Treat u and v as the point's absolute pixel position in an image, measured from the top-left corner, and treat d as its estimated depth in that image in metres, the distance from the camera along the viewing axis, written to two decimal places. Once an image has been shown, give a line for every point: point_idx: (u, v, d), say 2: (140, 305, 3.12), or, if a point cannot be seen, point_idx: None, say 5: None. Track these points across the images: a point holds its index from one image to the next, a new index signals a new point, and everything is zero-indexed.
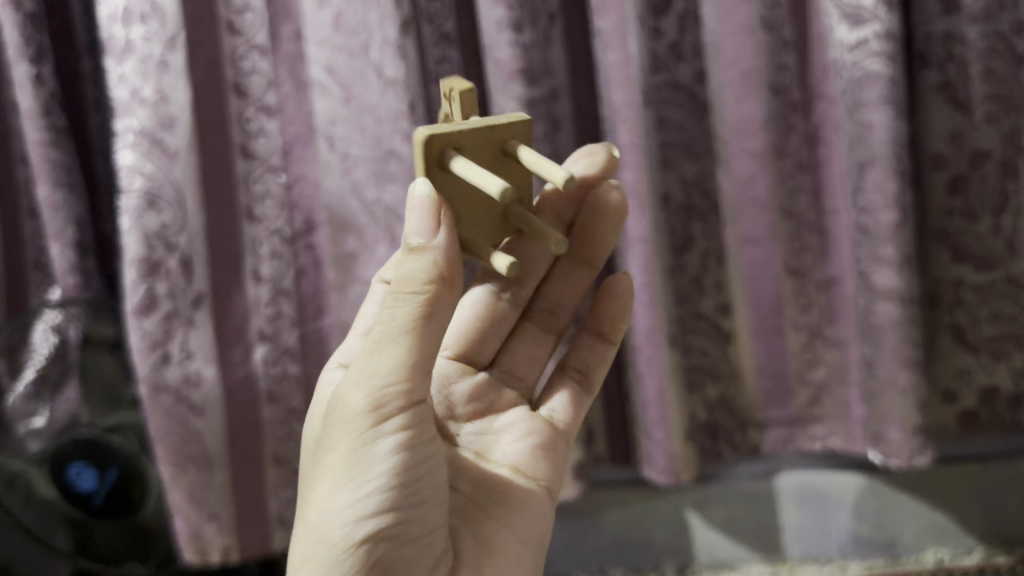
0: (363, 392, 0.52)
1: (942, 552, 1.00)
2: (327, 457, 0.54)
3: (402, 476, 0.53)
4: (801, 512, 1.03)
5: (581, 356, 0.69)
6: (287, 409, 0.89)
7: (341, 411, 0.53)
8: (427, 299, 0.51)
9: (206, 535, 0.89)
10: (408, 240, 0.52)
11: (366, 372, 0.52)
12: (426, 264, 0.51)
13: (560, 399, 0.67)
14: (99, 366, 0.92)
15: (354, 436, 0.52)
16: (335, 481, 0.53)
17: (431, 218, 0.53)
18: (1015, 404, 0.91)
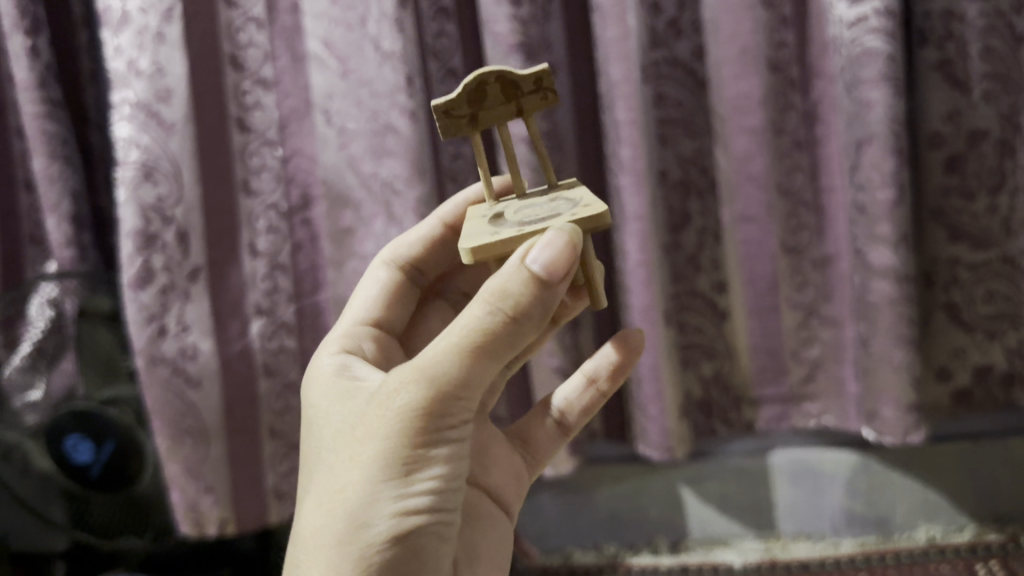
0: (431, 393, 0.45)
1: (933, 530, 1.00)
2: (362, 450, 0.47)
3: (444, 489, 0.47)
4: (795, 489, 1.03)
5: (567, 399, 0.71)
6: (284, 383, 0.90)
7: (394, 407, 0.46)
8: (515, 326, 0.46)
9: (203, 507, 0.88)
10: (528, 258, 0.47)
11: (432, 370, 0.46)
12: (535, 297, 0.46)
13: (532, 436, 0.70)
14: (96, 338, 0.92)
15: (408, 432, 0.45)
16: (370, 482, 0.46)
17: (563, 249, 0.47)
18: (1009, 382, 0.91)
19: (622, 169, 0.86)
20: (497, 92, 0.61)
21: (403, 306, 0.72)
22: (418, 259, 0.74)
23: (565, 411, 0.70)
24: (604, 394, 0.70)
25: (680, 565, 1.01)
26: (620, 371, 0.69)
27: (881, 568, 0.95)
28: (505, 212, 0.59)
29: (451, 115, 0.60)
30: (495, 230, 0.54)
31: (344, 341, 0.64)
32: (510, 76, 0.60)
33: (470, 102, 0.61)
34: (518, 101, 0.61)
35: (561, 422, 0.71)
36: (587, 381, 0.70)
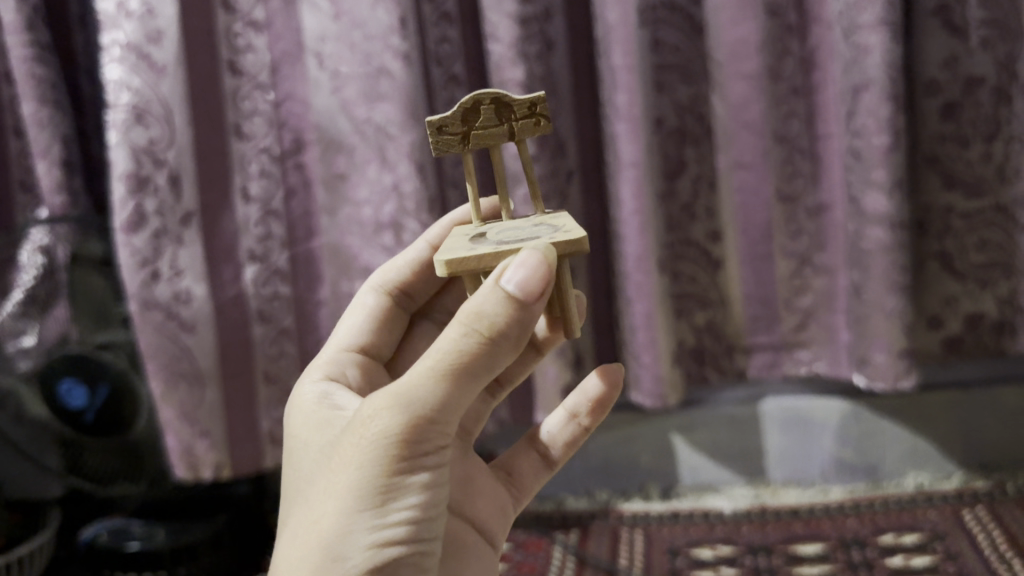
0: (406, 420, 0.44)
1: (921, 478, 1.01)
2: (337, 480, 0.45)
3: (421, 517, 0.45)
4: (785, 437, 1.04)
5: (550, 432, 0.67)
6: (279, 329, 0.89)
7: (368, 435, 0.44)
8: (490, 350, 0.45)
9: (198, 453, 0.88)
10: (502, 279, 0.45)
11: (407, 396, 0.44)
12: (511, 318, 0.45)
13: (519, 469, 0.66)
14: (88, 283, 0.91)
15: (384, 460, 0.44)
16: (344, 513, 0.44)
17: (538, 270, 0.46)
18: (1000, 330, 0.92)
19: (619, 115, 0.86)
20: (490, 114, 0.60)
21: (392, 332, 0.70)
22: (405, 283, 0.71)
23: (549, 443, 0.67)
24: (587, 429, 0.67)
25: (671, 511, 1.02)
26: (603, 405, 0.66)
27: (870, 513, 0.97)
28: (487, 233, 0.58)
29: (443, 132, 0.60)
30: (472, 246, 0.54)
31: (327, 367, 0.63)
32: (504, 99, 0.60)
33: (463, 120, 0.60)
34: (511, 124, 0.61)
35: (546, 456, 0.67)
36: (568, 416, 0.67)
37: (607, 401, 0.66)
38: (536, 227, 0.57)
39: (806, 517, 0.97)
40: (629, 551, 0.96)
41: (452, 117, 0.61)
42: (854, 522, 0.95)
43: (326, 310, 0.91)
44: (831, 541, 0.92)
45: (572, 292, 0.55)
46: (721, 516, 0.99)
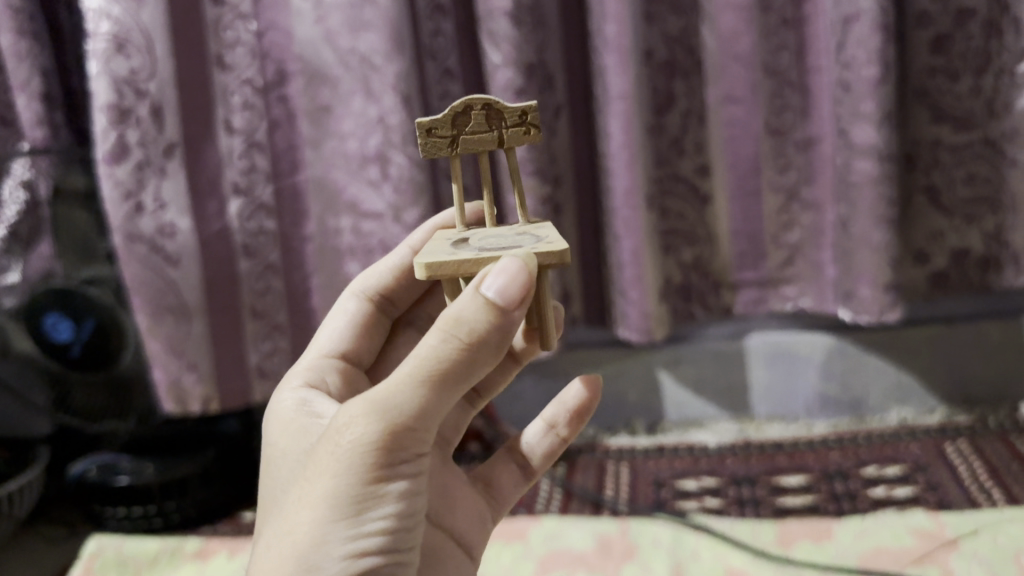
0: (383, 429, 0.42)
1: (905, 412, 1.02)
2: (311, 489, 0.44)
3: (398, 527, 0.44)
4: (770, 372, 1.05)
5: (530, 442, 0.68)
6: (265, 264, 0.89)
7: (345, 444, 0.43)
8: (471, 357, 0.44)
9: (186, 385, 0.87)
10: (483, 286, 0.44)
11: (387, 403, 0.43)
12: (492, 324, 0.43)
13: (498, 479, 0.67)
14: (72, 218, 0.89)
15: (361, 470, 0.42)
16: (318, 523, 0.43)
17: (519, 280, 0.44)
18: (986, 266, 0.92)
19: (608, 47, 0.85)
20: (480, 120, 0.59)
21: (373, 337, 0.70)
22: (387, 289, 0.70)
23: (527, 454, 0.68)
24: (564, 440, 0.68)
25: (656, 446, 1.04)
26: (580, 416, 0.67)
27: (853, 446, 0.98)
28: (470, 239, 0.57)
29: (431, 135, 0.59)
30: (453, 250, 0.52)
31: (306, 375, 0.63)
32: (496, 108, 0.59)
33: (453, 124, 0.59)
34: (501, 132, 0.59)
35: (524, 469, 0.68)
36: (546, 428, 0.68)
37: (584, 412, 0.67)
38: (521, 237, 0.55)
39: (789, 451, 0.99)
40: (615, 484, 0.97)
41: (442, 120, 0.59)
42: (837, 455, 0.96)
43: (312, 246, 0.90)
44: (814, 473, 0.94)
45: (551, 302, 0.54)
46: (706, 450, 1.01)
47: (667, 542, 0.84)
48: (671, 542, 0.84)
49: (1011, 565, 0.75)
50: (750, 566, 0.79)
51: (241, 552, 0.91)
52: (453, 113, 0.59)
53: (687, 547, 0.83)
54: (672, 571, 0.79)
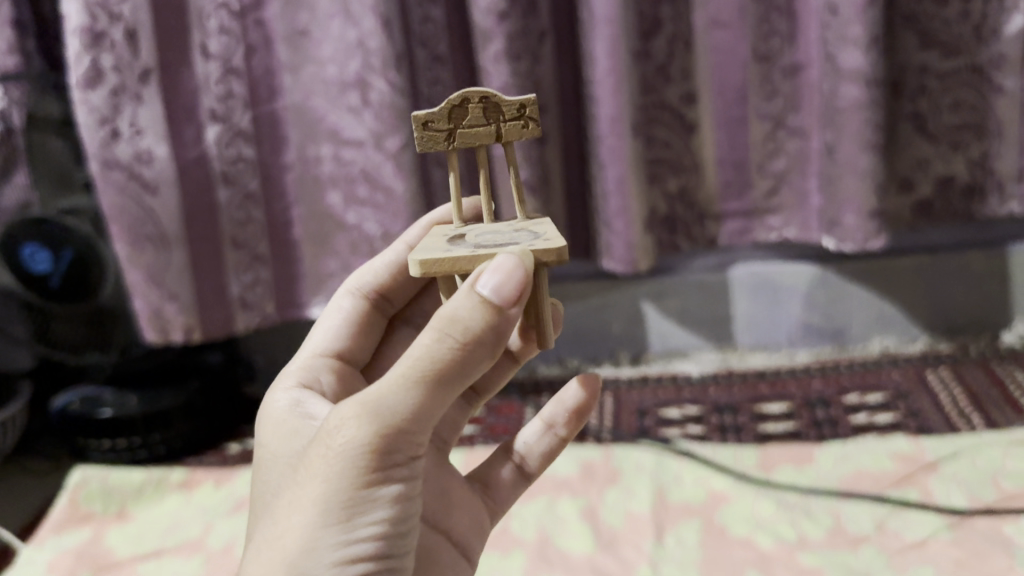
0: (376, 433, 0.40)
1: (887, 341, 1.03)
2: (301, 494, 0.42)
3: (391, 532, 0.43)
4: (753, 302, 1.05)
5: (526, 444, 0.62)
6: (245, 193, 0.87)
7: (337, 447, 0.41)
8: (466, 357, 0.41)
9: (167, 315, 0.86)
10: (477, 284, 0.42)
11: (379, 404, 0.41)
12: (486, 323, 0.42)
13: (493, 479, 0.61)
14: (47, 146, 0.88)
15: (353, 474, 0.40)
16: (309, 527, 0.41)
17: (515, 280, 0.42)
18: (969, 195, 0.93)
19: None
20: (477, 114, 0.57)
21: (368, 337, 0.67)
22: (382, 287, 0.68)
23: (524, 456, 0.62)
24: (563, 439, 0.62)
25: (640, 376, 1.05)
26: (580, 413, 0.62)
27: (834, 375, 0.98)
28: (465, 235, 0.55)
29: (429, 128, 0.57)
30: (449, 247, 0.51)
31: (299, 374, 0.60)
32: (494, 101, 0.57)
33: (450, 118, 0.57)
34: (498, 126, 0.58)
35: (522, 470, 0.62)
36: (543, 427, 0.62)
37: (584, 409, 0.62)
38: (518, 232, 0.54)
39: (771, 379, 1.00)
40: (599, 413, 0.98)
41: (439, 113, 0.57)
42: (819, 384, 0.97)
43: (292, 175, 0.89)
44: (795, 400, 0.95)
45: (548, 301, 0.52)
46: (690, 379, 1.03)
47: (650, 468, 0.85)
48: (654, 466, 0.85)
49: (990, 485, 0.76)
50: (732, 489, 0.80)
51: (228, 482, 0.91)
52: (449, 107, 0.57)
53: (670, 472, 0.84)
54: (655, 495, 0.80)
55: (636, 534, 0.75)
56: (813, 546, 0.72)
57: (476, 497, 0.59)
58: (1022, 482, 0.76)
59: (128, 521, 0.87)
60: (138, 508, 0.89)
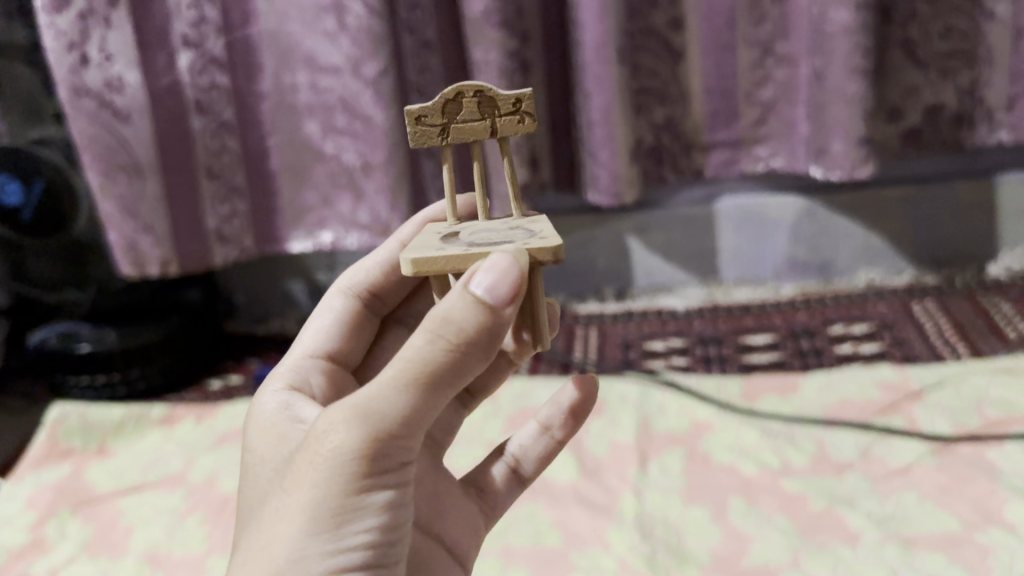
0: (366, 438, 0.36)
1: (873, 274, 1.03)
2: (286, 501, 0.37)
3: (381, 544, 0.38)
4: (738, 235, 1.04)
5: (522, 445, 0.57)
6: (219, 121, 0.85)
7: (323, 455, 0.36)
8: (461, 359, 0.37)
9: (143, 247, 0.85)
10: (472, 283, 0.38)
11: (370, 406, 0.36)
12: (482, 325, 0.37)
13: (484, 480, 0.55)
14: (13, 75, 0.86)
15: (342, 480, 0.36)
16: (295, 538, 0.36)
17: (513, 281, 0.38)
18: (958, 123, 0.91)
19: None
20: (473, 108, 0.50)
21: (359, 338, 0.61)
22: (375, 284, 0.61)
23: (520, 458, 0.56)
24: (560, 442, 0.57)
25: (625, 311, 1.04)
26: (578, 415, 0.57)
27: (820, 307, 0.98)
28: (460, 232, 0.49)
29: (421, 124, 0.50)
30: (442, 244, 0.45)
31: (286, 376, 0.54)
32: (491, 95, 0.50)
33: (444, 112, 0.50)
34: (494, 121, 0.51)
35: (516, 474, 0.56)
36: (539, 429, 0.57)
37: (583, 411, 0.57)
38: (517, 230, 0.47)
39: (756, 312, 0.99)
40: (583, 347, 0.98)
41: (432, 106, 0.51)
42: (804, 316, 0.97)
43: (268, 104, 0.86)
44: (780, 331, 0.94)
45: (545, 303, 0.46)
46: (675, 313, 1.02)
47: (635, 399, 0.84)
48: (639, 397, 0.84)
49: (974, 413, 0.76)
50: (716, 419, 0.79)
51: (209, 418, 0.90)
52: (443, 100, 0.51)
53: (655, 403, 0.83)
54: (639, 425, 0.80)
55: (620, 464, 0.75)
56: (796, 473, 0.71)
57: (473, 501, 0.53)
58: (1006, 409, 0.76)
59: (108, 457, 0.86)
60: (118, 444, 0.88)
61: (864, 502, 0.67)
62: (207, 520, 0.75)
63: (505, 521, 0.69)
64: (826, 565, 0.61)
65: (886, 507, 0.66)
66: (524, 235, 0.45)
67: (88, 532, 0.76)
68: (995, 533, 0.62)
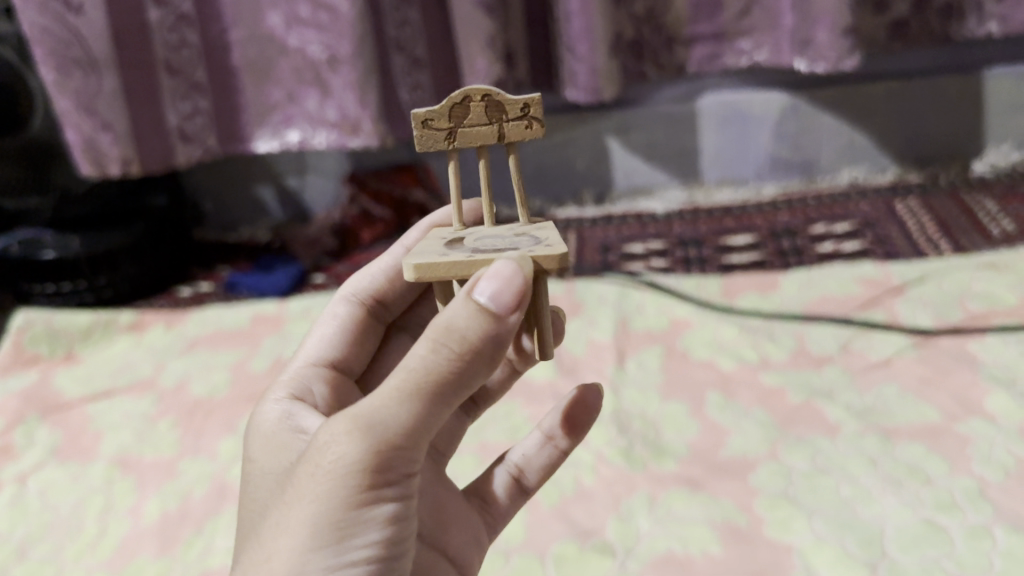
0: (369, 451, 0.32)
1: (856, 172, 1.01)
2: (287, 517, 0.34)
3: (384, 562, 0.34)
4: (721, 134, 1.01)
5: (524, 456, 0.50)
6: (177, 14, 0.82)
7: (323, 469, 0.33)
8: (466, 369, 0.33)
9: (102, 146, 0.82)
10: (473, 288, 0.34)
11: (373, 418, 0.32)
12: (484, 332, 0.33)
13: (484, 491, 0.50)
14: None
15: (343, 496, 0.32)
16: (294, 556, 0.33)
17: (517, 286, 0.33)
18: (947, 14, 0.88)
19: None
20: (480, 112, 0.45)
21: (363, 347, 0.55)
22: (379, 290, 0.55)
23: (523, 470, 0.50)
24: (565, 452, 0.50)
25: (604, 215, 1.02)
26: (580, 426, 0.50)
27: (802, 207, 0.96)
28: (465, 236, 0.44)
29: (427, 127, 0.45)
30: (446, 249, 0.41)
31: (287, 384, 0.48)
32: (499, 99, 0.45)
33: (450, 115, 0.45)
34: (501, 126, 0.45)
35: (518, 484, 0.50)
36: (542, 435, 0.50)
37: (588, 418, 0.50)
38: (524, 236, 0.43)
39: (737, 214, 0.97)
40: None
41: (440, 109, 0.46)
42: (785, 216, 0.95)
43: None
44: (761, 232, 0.93)
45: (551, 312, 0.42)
46: (655, 216, 1.00)
47: (613, 300, 0.82)
48: (617, 297, 0.83)
49: (956, 306, 0.75)
50: (695, 316, 0.78)
51: (178, 324, 0.88)
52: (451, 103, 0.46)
53: (633, 303, 0.82)
54: (618, 324, 0.79)
55: (597, 362, 0.74)
56: (775, 367, 0.71)
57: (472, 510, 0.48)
58: (988, 302, 0.75)
59: (76, 363, 0.84)
60: (86, 351, 0.86)
61: (844, 394, 0.66)
62: (179, 424, 0.74)
63: (482, 419, 0.68)
64: (805, 455, 0.60)
65: (866, 398, 0.66)
66: (530, 242, 0.41)
67: (57, 438, 0.74)
68: (975, 424, 0.61)
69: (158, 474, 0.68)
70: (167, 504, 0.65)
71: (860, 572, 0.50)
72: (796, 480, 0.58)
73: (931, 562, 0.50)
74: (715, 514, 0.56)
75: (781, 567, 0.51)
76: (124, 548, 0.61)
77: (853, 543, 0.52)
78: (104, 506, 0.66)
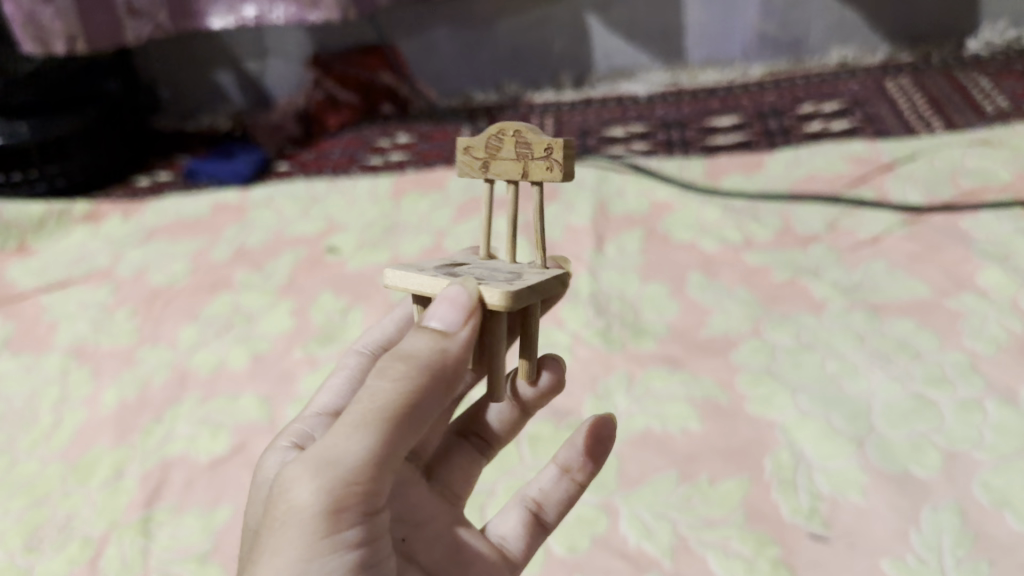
0: (334, 491, 0.28)
1: (846, 52, 0.97)
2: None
3: None
4: (707, 10, 0.96)
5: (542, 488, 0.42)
6: None
7: (284, 521, 0.28)
8: (427, 391, 0.29)
9: (43, 21, 0.78)
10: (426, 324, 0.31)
11: (336, 456, 0.28)
12: (435, 351, 0.30)
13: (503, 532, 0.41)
14: None
15: (309, 544, 0.28)
16: None
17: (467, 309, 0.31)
18: None
19: None
20: (510, 147, 0.37)
21: None
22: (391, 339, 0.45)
23: (543, 503, 0.42)
24: (587, 483, 0.42)
25: (584, 99, 0.98)
26: (600, 453, 0.41)
27: (789, 87, 0.92)
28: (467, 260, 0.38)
29: (464, 155, 0.39)
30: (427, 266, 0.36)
31: (291, 434, 0.40)
32: (529, 134, 0.37)
33: (489, 146, 0.38)
34: (526, 164, 0.37)
35: (537, 521, 0.42)
36: (558, 467, 0.42)
37: (607, 444, 0.41)
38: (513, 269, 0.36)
39: (722, 95, 0.93)
40: None
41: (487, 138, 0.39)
42: (772, 97, 0.91)
43: None
44: (747, 112, 0.89)
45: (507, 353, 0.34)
46: (636, 100, 0.96)
47: (591, 184, 0.79)
48: (596, 181, 0.79)
49: (948, 182, 0.71)
50: (677, 199, 0.75)
51: (137, 214, 0.84)
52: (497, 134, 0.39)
53: (613, 187, 0.78)
54: (596, 207, 0.75)
55: (575, 246, 0.70)
56: (759, 247, 0.68)
57: (493, 551, 0.40)
58: (982, 178, 0.71)
59: (31, 256, 0.80)
60: (40, 243, 0.82)
61: (831, 272, 0.64)
62: (137, 313, 0.70)
63: None
64: (789, 332, 0.58)
65: (853, 276, 0.63)
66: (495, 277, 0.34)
67: (11, 329, 0.71)
68: (967, 298, 0.58)
69: (116, 363, 0.65)
70: (125, 393, 0.62)
71: (844, 447, 0.48)
72: (779, 357, 0.56)
73: (920, 436, 0.48)
74: (695, 392, 0.53)
75: (763, 444, 0.49)
76: (81, 438, 0.58)
77: (839, 418, 0.50)
78: (59, 396, 0.63)
